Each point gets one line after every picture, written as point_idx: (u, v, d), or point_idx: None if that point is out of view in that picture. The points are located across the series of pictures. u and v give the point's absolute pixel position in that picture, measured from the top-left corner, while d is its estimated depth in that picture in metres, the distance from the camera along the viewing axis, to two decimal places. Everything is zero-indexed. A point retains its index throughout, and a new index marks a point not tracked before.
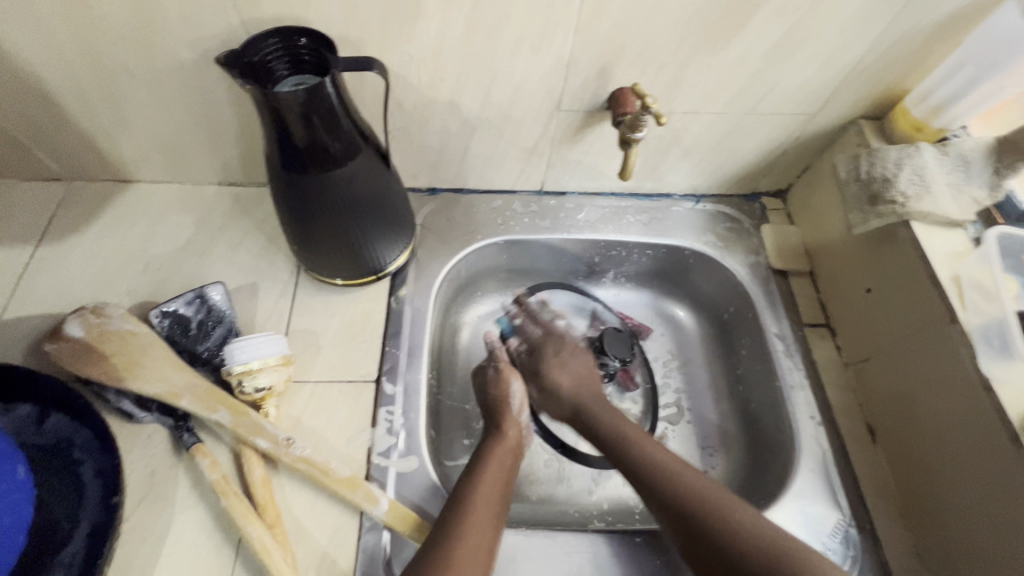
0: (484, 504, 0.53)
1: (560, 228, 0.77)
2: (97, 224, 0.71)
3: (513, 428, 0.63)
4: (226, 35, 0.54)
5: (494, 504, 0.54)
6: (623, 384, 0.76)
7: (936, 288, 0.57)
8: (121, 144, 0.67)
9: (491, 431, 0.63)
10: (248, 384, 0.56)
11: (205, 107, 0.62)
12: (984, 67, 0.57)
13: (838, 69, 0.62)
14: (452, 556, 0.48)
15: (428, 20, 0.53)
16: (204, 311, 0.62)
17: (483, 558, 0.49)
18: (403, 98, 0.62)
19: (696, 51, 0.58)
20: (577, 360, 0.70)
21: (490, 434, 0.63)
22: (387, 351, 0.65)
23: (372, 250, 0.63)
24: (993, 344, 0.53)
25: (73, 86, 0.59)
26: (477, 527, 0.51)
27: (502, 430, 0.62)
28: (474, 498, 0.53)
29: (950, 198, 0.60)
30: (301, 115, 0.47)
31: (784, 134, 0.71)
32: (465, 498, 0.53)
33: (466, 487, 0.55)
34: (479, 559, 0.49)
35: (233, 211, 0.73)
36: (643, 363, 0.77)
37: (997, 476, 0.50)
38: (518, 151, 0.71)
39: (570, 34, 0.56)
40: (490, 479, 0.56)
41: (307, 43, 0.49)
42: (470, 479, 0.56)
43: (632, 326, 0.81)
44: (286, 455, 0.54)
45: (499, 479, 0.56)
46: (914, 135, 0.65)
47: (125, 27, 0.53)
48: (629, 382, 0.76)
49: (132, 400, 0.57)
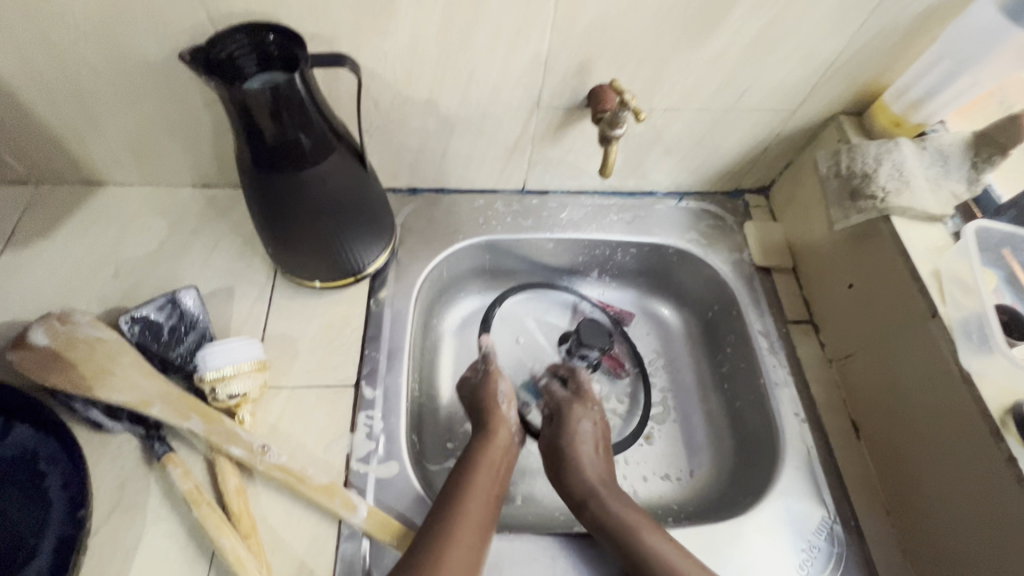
0: (472, 504, 0.52)
1: (543, 228, 0.76)
2: (66, 228, 0.69)
3: (503, 426, 0.62)
4: (194, 32, 0.53)
5: (483, 503, 0.53)
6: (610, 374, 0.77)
7: (916, 282, 0.57)
8: (89, 146, 0.66)
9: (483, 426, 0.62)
10: (221, 391, 0.55)
11: (175, 106, 0.60)
12: (961, 62, 0.57)
13: (817, 65, 0.61)
14: (439, 558, 0.47)
15: (402, 15, 0.52)
16: (176, 316, 0.60)
17: (471, 558, 0.49)
18: (379, 96, 0.60)
19: (674, 47, 0.58)
20: (598, 452, 0.62)
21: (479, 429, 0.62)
22: (366, 354, 0.64)
23: (350, 251, 0.62)
24: (973, 338, 0.52)
25: (36, 85, 0.57)
26: (466, 527, 0.50)
27: (492, 429, 0.61)
28: (462, 498, 0.53)
29: (930, 193, 0.60)
30: (270, 113, 0.46)
31: (765, 131, 0.70)
32: (451, 499, 0.52)
33: (457, 488, 0.54)
34: (466, 558, 0.48)
35: (208, 214, 0.72)
36: (631, 351, 0.78)
37: (978, 469, 0.50)
38: (499, 150, 0.70)
39: (547, 30, 0.55)
40: (480, 479, 0.55)
41: (275, 39, 0.47)
42: (461, 478, 0.55)
43: (614, 314, 0.81)
44: (262, 463, 0.53)
45: (490, 480, 0.56)
46: (893, 130, 0.65)
47: (87, 22, 0.51)
48: (619, 371, 0.77)
49: (101, 409, 0.55)
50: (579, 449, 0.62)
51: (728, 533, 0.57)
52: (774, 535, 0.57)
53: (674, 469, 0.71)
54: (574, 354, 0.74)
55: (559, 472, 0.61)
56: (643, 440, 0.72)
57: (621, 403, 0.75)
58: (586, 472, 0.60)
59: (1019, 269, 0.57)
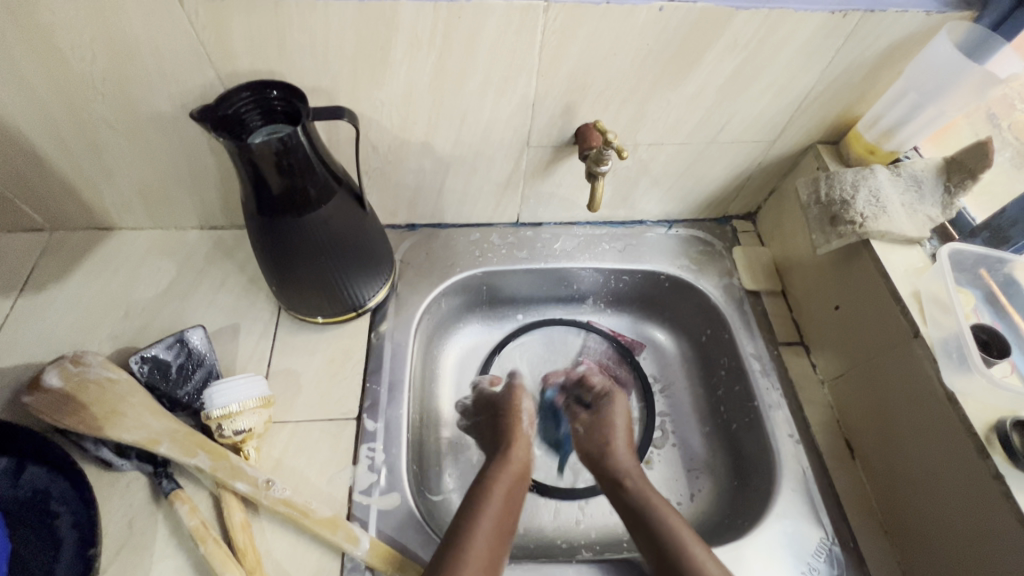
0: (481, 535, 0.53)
1: (538, 258, 0.79)
2: (79, 272, 0.72)
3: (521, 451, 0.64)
4: (203, 89, 0.56)
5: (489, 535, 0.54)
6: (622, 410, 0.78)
7: (898, 302, 0.59)
8: (103, 193, 0.69)
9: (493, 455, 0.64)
10: (227, 428, 0.57)
11: (184, 155, 0.64)
12: (924, 95, 0.60)
13: (792, 99, 0.65)
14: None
15: (397, 68, 0.56)
16: (183, 355, 0.62)
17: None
18: (377, 141, 0.64)
19: (654, 88, 0.61)
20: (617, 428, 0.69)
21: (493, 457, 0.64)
22: (368, 387, 0.66)
23: (351, 287, 0.65)
24: (952, 358, 0.54)
25: (55, 140, 0.61)
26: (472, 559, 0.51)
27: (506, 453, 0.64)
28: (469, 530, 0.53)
29: (906, 218, 0.62)
30: (274, 163, 0.49)
31: (748, 160, 0.73)
32: (461, 530, 0.53)
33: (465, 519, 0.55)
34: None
35: (215, 254, 0.75)
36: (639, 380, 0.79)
37: (968, 488, 0.51)
38: (492, 186, 0.73)
39: (532, 77, 0.59)
40: (490, 510, 0.56)
41: (278, 94, 0.51)
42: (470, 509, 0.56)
43: (625, 343, 0.83)
44: (267, 497, 0.54)
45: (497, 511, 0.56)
46: (868, 158, 0.67)
47: (105, 84, 0.55)
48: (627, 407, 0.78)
49: (110, 447, 0.56)
50: (620, 464, 0.65)
51: (727, 557, 0.57)
52: (774, 559, 0.57)
53: (676, 494, 0.71)
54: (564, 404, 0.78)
55: (620, 492, 0.62)
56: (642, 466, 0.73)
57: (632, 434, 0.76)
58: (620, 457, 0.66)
59: (998, 289, 0.58)
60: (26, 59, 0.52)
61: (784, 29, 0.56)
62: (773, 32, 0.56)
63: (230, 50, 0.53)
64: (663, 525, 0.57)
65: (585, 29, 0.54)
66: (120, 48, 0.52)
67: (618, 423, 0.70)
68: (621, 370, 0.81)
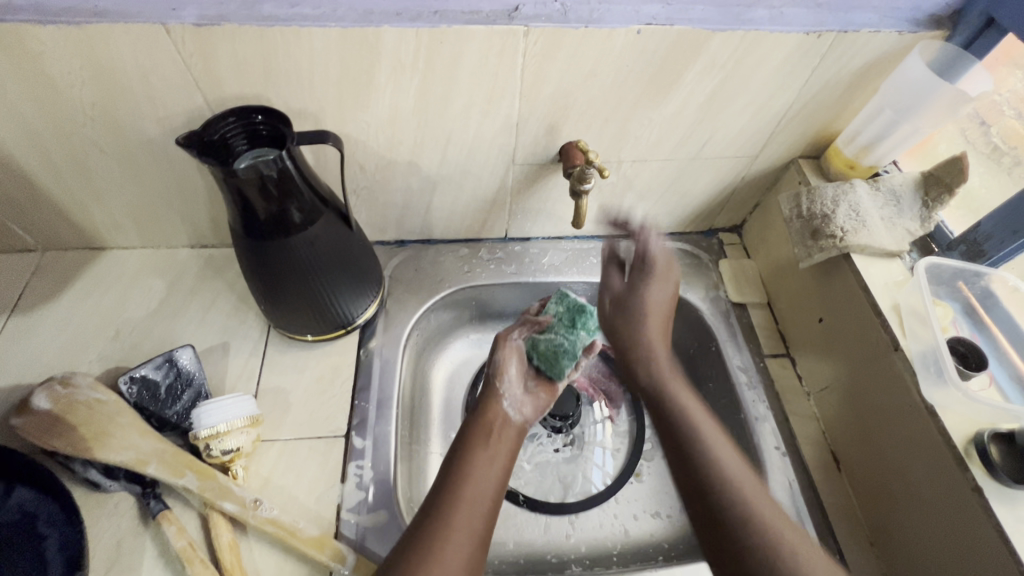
0: (476, 491, 0.52)
1: (526, 273, 0.79)
2: (69, 292, 0.72)
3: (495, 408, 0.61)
4: (191, 113, 0.57)
5: (491, 489, 0.53)
6: (611, 424, 0.81)
7: (878, 315, 0.60)
8: (94, 214, 0.70)
9: (474, 409, 0.61)
10: (215, 448, 0.57)
11: (174, 176, 0.65)
12: (900, 112, 0.62)
13: (772, 116, 0.66)
14: (435, 548, 0.46)
15: (381, 91, 0.57)
16: (173, 375, 0.63)
17: (471, 542, 0.48)
18: (364, 161, 0.65)
19: (636, 107, 0.62)
20: (655, 316, 0.62)
21: (475, 415, 0.60)
22: (356, 404, 0.66)
23: (339, 305, 0.65)
24: (930, 370, 0.54)
25: (46, 164, 0.61)
26: (463, 515, 0.49)
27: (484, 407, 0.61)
28: (465, 480, 0.52)
29: (885, 231, 0.63)
30: (259, 188, 0.50)
31: (731, 175, 0.74)
32: (460, 478, 0.52)
33: (463, 469, 0.53)
34: (464, 545, 0.48)
35: (206, 273, 0.75)
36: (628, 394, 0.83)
37: (949, 497, 0.51)
38: (479, 202, 0.74)
39: (515, 98, 0.60)
40: (478, 463, 0.54)
41: (263, 119, 0.52)
42: (472, 461, 0.54)
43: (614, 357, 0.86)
44: (254, 517, 0.55)
45: (497, 466, 0.55)
46: (848, 173, 0.68)
47: (94, 110, 0.56)
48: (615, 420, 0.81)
49: (98, 468, 0.57)
50: (656, 367, 0.60)
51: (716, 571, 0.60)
52: None
53: (664, 506, 0.75)
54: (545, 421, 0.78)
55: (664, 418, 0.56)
56: (632, 478, 0.76)
57: (622, 446, 0.79)
58: (652, 364, 0.60)
59: (976, 301, 0.59)
60: (16, 86, 0.53)
61: (760, 49, 0.57)
62: (750, 53, 0.57)
63: (217, 76, 0.54)
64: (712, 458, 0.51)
65: (566, 51, 0.55)
66: (109, 75, 0.53)
67: (655, 304, 0.62)
68: (610, 384, 0.84)
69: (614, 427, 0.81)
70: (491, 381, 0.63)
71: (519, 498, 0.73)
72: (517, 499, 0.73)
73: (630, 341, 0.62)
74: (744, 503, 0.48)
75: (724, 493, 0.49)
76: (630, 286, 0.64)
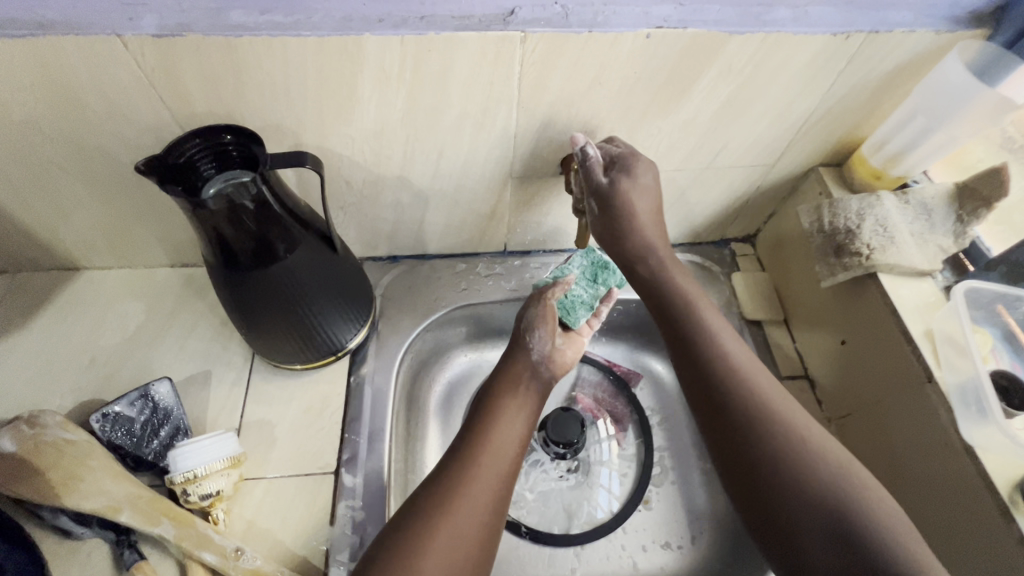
0: (502, 435, 0.54)
1: (527, 289, 0.75)
2: (41, 317, 0.67)
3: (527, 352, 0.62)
4: (158, 129, 0.52)
5: (517, 437, 0.54)
6: (617, 443, 0.76)
7: (908, 343, 0.55)
8: (64, 236, 0.65)
9: (503, 361, 0.62)
10: (193, 493, 0.53)
11: (146, 196, 0.60)
12: (934, 119, 0.57)
13: (793, 123, 0.60)
14: (461, 483, 0.49)
15: (365, 104, 0.52)
16: (148, 410, 0.59)
17: (497, 482, 0.50)
18: (350, 177, 0.60)
19: (643, 116, 0.57)
20: (651, 228, 0.59)
21: (507, 365, 0.61)
22: (346, 438, 0.62)
23: (326, 332, 0.61)
24: (971, 408, 0.50)
25: (6, 187, 0.57)
26: (489, 457, 0.51)
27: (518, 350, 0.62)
28: (494, 425, 0.54)
29: (916, 249, 0.58)
30: (229, 218, 0.45)
31: (747, 184, 0.69)
32: (485, 427, 0.54)
33: (494, 416, 0.55)
34: (487, 489, 0.49)
35: (186, 294, 0.71)
36: (635, 413, 0.78)
37: (984, 538, 0.48)
38: (476, 217, 0.69)
39: (513, 108, 0.55)
40: (506, 407, 0.56)
41: (232, 139, 0.47)
42: (502, 406, 0.56)
43: (620, 373, 0.81)
44: (236, 568, 0.51)
45: (524, 416, 0.56)
46: (873, 183, 0.64)
47: (53, 129, 0.51)
48: (622, 443, 0.77)
49: (70, 515, 0.52)
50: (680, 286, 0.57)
51: None
52: None
53: (674, 537, 0.71)
54: (546, 447, 0.73)
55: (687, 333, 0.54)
56: (641, 506, 0.72)
57: (629, 470, 0.74)
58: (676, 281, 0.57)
59: (1017, 327, 0.55)
60: None
61: (783, 52, 0.52)
62: (771, 57, 0.52)
63: (184, 89, 0.48)
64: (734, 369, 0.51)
65: (568, 58, 0.50)
66: (66, 90, 0.47)
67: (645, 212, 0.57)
68: (616, 404, 0.79)
69: (620, 448, 0.76)
70: (520, 335, 0.63)
71: (520, 530, 0.68)
72: (518, 531, 0.68)
73: (637, 247, 0.58)
74: (778, 419, 0.48)
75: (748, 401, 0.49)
76: (602, 217, 0.58)
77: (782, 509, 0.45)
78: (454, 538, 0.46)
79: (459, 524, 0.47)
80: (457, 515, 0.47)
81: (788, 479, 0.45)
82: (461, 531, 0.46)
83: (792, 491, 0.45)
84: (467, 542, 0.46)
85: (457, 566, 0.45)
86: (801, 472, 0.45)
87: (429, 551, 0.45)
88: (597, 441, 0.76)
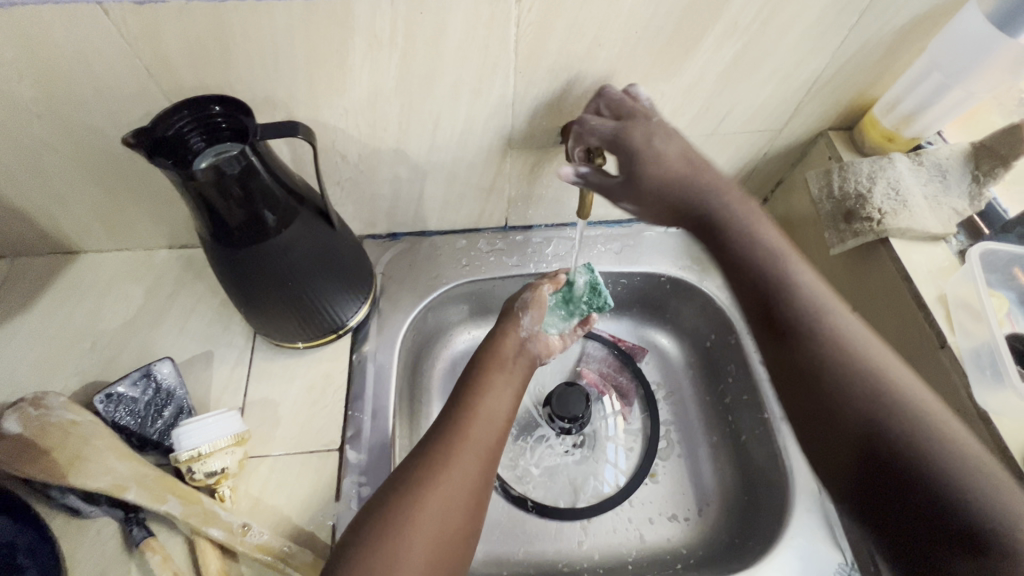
0: (492, 408, 0.54)
1: (529, 264, 0.74)
2: (41, 303, 0.67)
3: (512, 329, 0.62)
4: (146, 104, 0.51)
5: (504, 412, 0.55)
6: (623, 418, 0.76)
7: (921, 309, 0.54)
8: (59, 218, 0.64)
9: (493, 335, 0.62)
10: (198, 470, 0.53)
11: (138, 175, 0.59)
12: (952, 75, 0.54)
13: (802, 84, 0.58)
14: (451, 451, 0.49)
15: (357, 73, 0.50)
16: (151, 390, 0.59)
17: (484, 453, 0.50)
18: (346, 151, 0.59)
19: (645, 80, 0.55)
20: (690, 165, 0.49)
21: (494, 339, 0.62)
22: (350, 415, 0.62)
23: (327, 308, 0.60)
24: (986, 371, 0.49)
25: None
26: (477, 428, 0.51)
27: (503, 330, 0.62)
28: (484, 397, 0.55)
29: (929, 212, 0.57)
30: (218, 190, 0.44)
31: (754, 151, 0.67)
32: (472, 399, 0.54)
33: (482, 388, 0.55)
34: (472, 462, 0.49)
35: (186, 276, 0.70)
36: (641, 388, 0.78)
37: None
38: (475, 191, 0.68)
39: (510, 74, 0.53)
40: (495, 384, 0.56)
41: (221, 111, 0.46)
42: (488, 382, 0.56)
43: (625, 349, 0.80)
44: (243, 543, 0.52)
45: (511, 390, 0.57)
46: (885, 146, 0.62)
47: (38, 105, 0.50)
48: (629, 417, 0.76)
49: (78, 494, 0.53)
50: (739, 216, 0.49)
51: None
52: None
53: (681, 509, 0.70)
54: (551, 422, 0.72)
55: (758, 269, 0.47)
56: (648, 479, 0.72)
57: (635, 445, 0.74)
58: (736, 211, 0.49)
59: None
60: None
61: (791, 7, 0.49)
62: (778, 11, 0.50)
63: (170, 60, 0.47)
64: (824, 330, 0.44)
65: (565, 17, 0.48)
66: (49, 65, 0.46)
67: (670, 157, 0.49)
68: (622, 378, 0.79)
69: (626, 423, 0.76)
70: (508, 312, 0.65)
71: (525, 504, 0.68)
72: (523, 505, 0.68)
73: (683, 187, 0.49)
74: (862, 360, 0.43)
75: (839, 367, 0.43)
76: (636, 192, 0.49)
77: (861, 462, 0.41)
78: (444, 503, 0.46)
79: (448, 490, 0.46)
80: (445, 482, 0.47)
81: (874, 439, 0.40)
82: (449, 500, 0.46)
83: (870, 444, 0.40)
84: (456, 510, 0.46)
85: (446, 537, 0.45)
86: (889, 432, 0.40)
87: (418, 519, 0.44)
88: (602, 416, 0.76)
